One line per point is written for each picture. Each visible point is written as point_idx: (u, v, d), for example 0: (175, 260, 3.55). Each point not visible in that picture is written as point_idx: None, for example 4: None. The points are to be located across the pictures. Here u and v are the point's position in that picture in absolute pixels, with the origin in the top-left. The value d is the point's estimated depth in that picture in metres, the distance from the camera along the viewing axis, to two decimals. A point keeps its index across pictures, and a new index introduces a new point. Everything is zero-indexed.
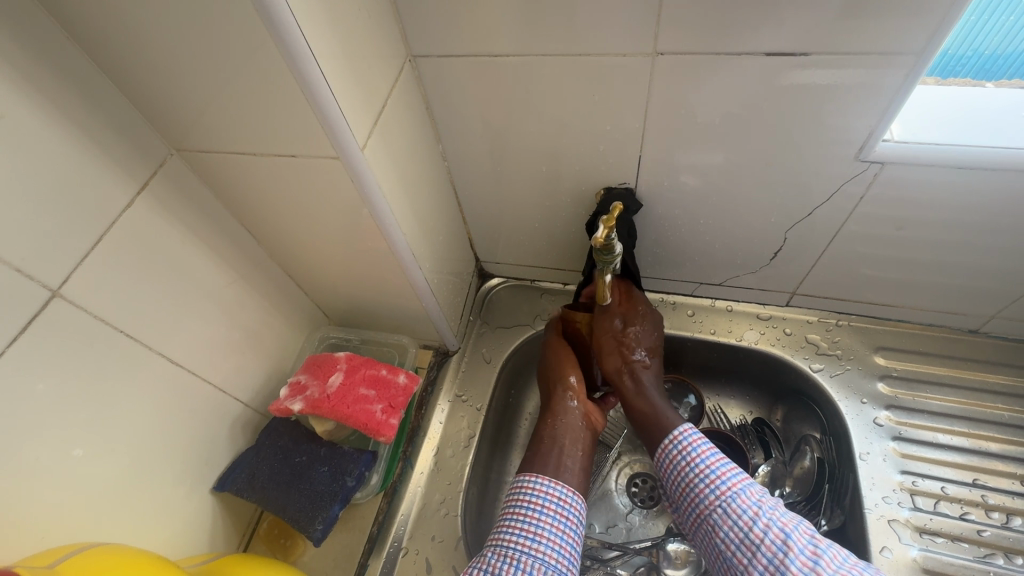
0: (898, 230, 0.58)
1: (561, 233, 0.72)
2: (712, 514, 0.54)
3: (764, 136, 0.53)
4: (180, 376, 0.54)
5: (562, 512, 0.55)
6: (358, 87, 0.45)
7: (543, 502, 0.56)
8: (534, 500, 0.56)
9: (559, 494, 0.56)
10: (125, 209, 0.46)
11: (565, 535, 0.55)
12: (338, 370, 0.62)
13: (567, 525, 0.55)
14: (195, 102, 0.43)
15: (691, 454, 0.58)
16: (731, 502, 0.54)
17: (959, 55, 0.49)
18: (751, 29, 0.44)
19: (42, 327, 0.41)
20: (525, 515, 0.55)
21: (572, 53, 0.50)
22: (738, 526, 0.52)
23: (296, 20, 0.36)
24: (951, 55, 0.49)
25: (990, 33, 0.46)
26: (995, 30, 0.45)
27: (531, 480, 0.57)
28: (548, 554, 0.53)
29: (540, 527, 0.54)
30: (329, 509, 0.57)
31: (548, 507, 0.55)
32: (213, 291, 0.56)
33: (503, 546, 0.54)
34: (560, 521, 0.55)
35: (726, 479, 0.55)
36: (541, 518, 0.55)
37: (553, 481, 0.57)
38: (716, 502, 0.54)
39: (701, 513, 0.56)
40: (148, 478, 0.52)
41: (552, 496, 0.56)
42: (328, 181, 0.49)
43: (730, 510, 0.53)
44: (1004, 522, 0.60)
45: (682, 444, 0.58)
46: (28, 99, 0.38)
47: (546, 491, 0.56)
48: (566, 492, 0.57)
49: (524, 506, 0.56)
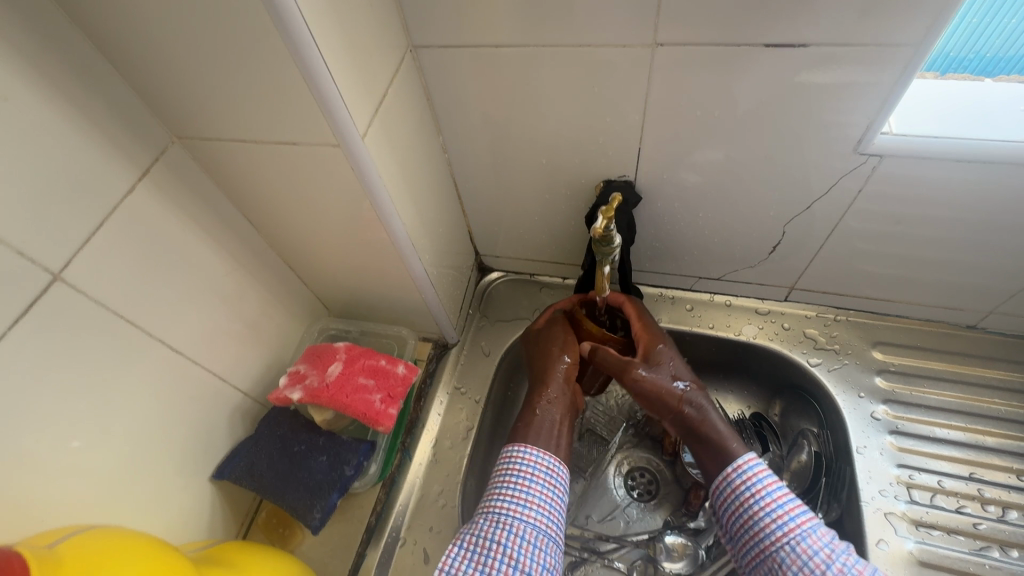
0: (896, 225, 0.58)
1: (560, 227, 0.72)
2: (779, 553, 0.50)
3: (763, 129, 0.53)
4: (179, 364, 0.54)
5: (550, 481, 0.56)
6: (359, 75, 0.45)
7: (532, 470, 0.56)
8: (524, 469, 0.56)
9: (547, 463, 0.56)
10: (126, 195, 0.46)
11: (553, 501, 0.55)
12: (337, 360, 0.62)
13: (554, 493, 0.55)
14: (196, 89, 0.44)
15: (755, 485, 0.53)
16: (800, 541, 0.50)
17: (962, 57, 0.50)
18: (751, 20, 0.45)
19: (43, 310, 0.41)
20: (517, 483, 0.55)
21: (572, 44, 0.50)
22: (809, 568, 0.48)
23: (298, 6, 0.37)
24: (953, 57, 0.51)
25: (993, 35, 0.47)
26: (998, 32, 0.46)
27: (519, 449, 0.57)
28: (536, 518, 0.53)
29: (529, 494, 0.54)
30: (327, 498, 0.57)
31: (537, 475, 0.55)
32: (213, 280, 0.57)
33: (495, 512, 0.54)
34: (548, 487, 0.55)
35: (795, 516, 0.51)
36: (531, 486, 0.55)
37: (541, 451, 0.57)
38: (783, 539, 0.50)
39: (764, 550, 0.52)
40: (147, 464, 0.52)
41: (540, 465, 0.56)
42: (329, 170, 0.49)
43: (799, 550, 0.50)
44: (1000, 515, 0.60)
45: (744, 473, 0.54)
46: (30, 83, 0.38)
47: (535, 460, 0.56)
48: (551, 462, 0.57)
49: (514, 475, 0.56)
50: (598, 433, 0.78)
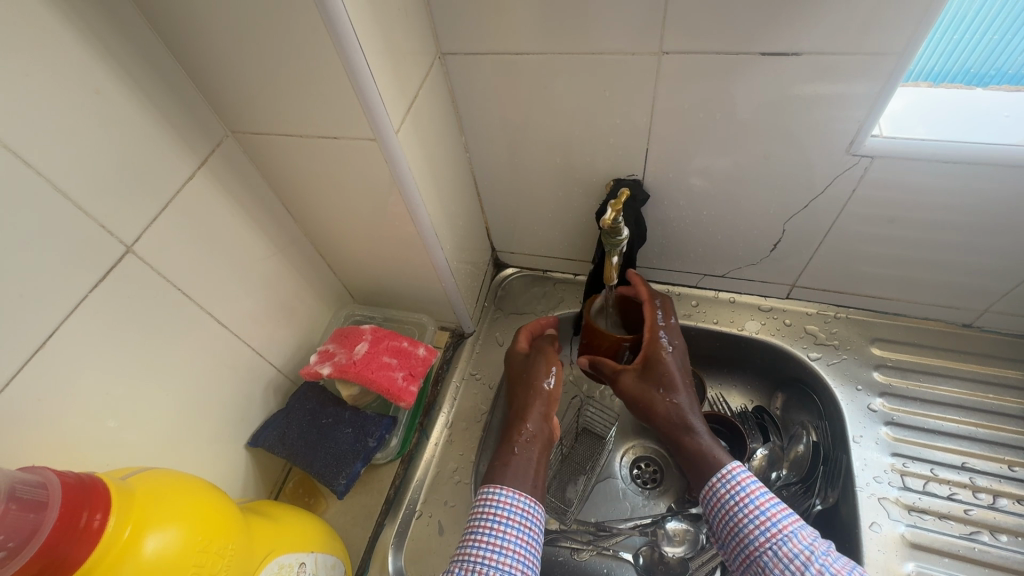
0: (889, 224, 0.62)
1: (573, 224, 0.77)
2: (763, 555, 0.54)
3: (761, 134, 0.57)
4: (223, 336, 0.59)
5: (525, 522, 0.56)
6: (395, 79, 0.50)
7: (506, 513, 0.56)
8: (499, 512, 0.56)
9: (523, 504, 0.57)
10: (186, 181, 0.52)
11: (528, 546, 0.55)
12: (364, 340, 0.67)
13: (530, 537, 0.56)
14: (251, 87, 0.50)
15: (739, 492, 0.57)
16: (782, 545, 0.53)
17: (984, 74, 0.54)
18: (750, 31, 0.49)
19: (117, 277, 0.47)
20: (490, 527, 0.55)
21: (585, 52, 0.55)
22: (790, 570, 0.51)
23: (348, 14, 0.42)
24: (975, 73, 0.54)
25: (1013, 54, 0.51)
26: (1018, 51, 0.50)
27: (494, 491, 0.58)
28: (511, 564, 0.53)
29: (504, 539, 0.54)
30: (352, 465, 0.62)
31: (512, 518, 0.56)
32: (255, 263, 0.62)
33: (470, 561, 0.53)
34: (523, 532, 0.56)
35: (777, 521, 0.54)
36: (506, 531, 0.55)
37: (518, 491, 0.57)
38: (766, 544, 0.54)
39: (750, 555, 0.55)
40: (193, 426, 0.57)
41: (516, 507, 0.56)
42: (364, 163, 0.55)
43: (781, 553, 0.53)
44: (991, 502, 0.62)
45: (728, 480, 0.58)
46: (114, 78, 0.44)
47: (509, 502, 0.57)
48: (529, 501, 0.57)
49: (489, 519, 0.56)
50: (595, 431, 0.80)
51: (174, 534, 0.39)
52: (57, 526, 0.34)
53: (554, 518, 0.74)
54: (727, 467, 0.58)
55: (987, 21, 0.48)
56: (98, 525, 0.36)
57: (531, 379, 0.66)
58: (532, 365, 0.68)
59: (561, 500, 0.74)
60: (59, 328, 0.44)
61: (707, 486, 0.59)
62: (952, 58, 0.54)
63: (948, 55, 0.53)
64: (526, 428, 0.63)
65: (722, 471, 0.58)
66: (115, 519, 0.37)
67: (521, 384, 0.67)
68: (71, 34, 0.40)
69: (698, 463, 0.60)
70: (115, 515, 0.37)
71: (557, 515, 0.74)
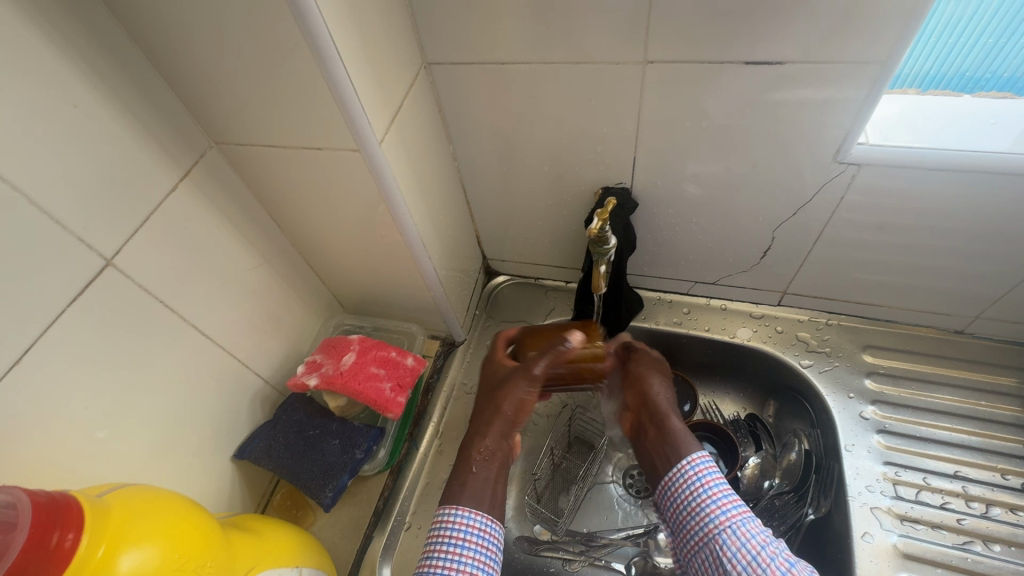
0: (878, 232, 0.62)
1: (562, 232, 0.77)
2: (722, 533, 0.53)
3: (747, 142, 0.57)
4: (208, 347, 0.59)
5: (483, 543, 0.54)
6: (378, 90, 0.50)
7: (465, 535, 0.54)
8: (456, 534, 0.54)
9: (480, 524, 0.55)
10: (169, 193, 0.52)
11: (485, 566, 0.54)
12: (351, 351, 0.67)
13: (488, 558, 0.54)
14: (234, 98, 0.49)
15: (704, 476, 0.57)
16: (742, 525, 0.52)
17: (978, 77, 0.53)
18: (734, 39, 0.49)
19: (97, 291, 0.47)
20: (449, 552, 0.53)
21: (571, 62, 0.55)
22: (749, 548, 0.51)
23: (327, 25, 0.42)
24: (969, 77, 0.53)
25: (1008, 56, 0.50)
26: (1013, 53, 0.49)
27: (451, 512, 0.55)
28: None
29: (462, 562, 0.53)
30: (339, 478, 0.62)
31: (471, 540, 0.54)
32: (241, 273, 0.62)
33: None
34: (481, 553, 0.54)
35: (737, 505, 0.54)
36: (464, 555, 0.53)
37: (475, 510, 0.55)
38: (726, 522, 0.53)
39: (708, 533, 0.54)
40: (177, 439, 0.57)
41: (473, 527, 0.54)
42: (349, 174, 0.54)
43: (740, 532, 0.52)
44: (984, 511, 0.62)
45: (697, 464, 0.57)
46: (93, 91, 0.44)
47: (467, 522, 0.54)
48: (487, 521, 0.55)
49: (447, 542, 0.53)
50: (587, 438, 0.79)
51: (152, 551, 0.38)
52: (27, 546, 0.33)
53: (546, 529, 0.73)
54: (698, 454, 0.58)
55: (983, 22, 0.48)
56: (70, 545, 0.35)
57: (499, 399, 0.61)
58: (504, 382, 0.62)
59: (553, 511, 0.73)
60: (37, 343, 0.43)
61: (673, 469, 0.59)
62: (946, 63, 0.52)
63: (941, 59, 0.52)
64: (483, 443, 0.60)
65: (692, 456, 0.58)
66: (88, 538, 0.36)
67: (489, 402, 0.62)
68: (48, 48, 0.40)
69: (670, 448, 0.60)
70: (88, 534, 0.36)
71: (547, 526, 0.73)
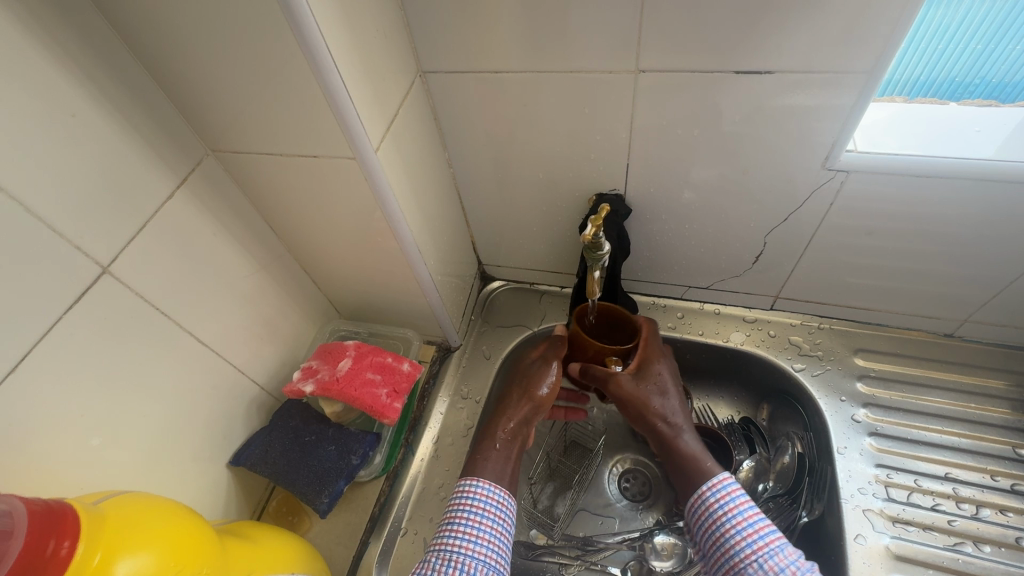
0: (867, 237, 0.63)
1: (557, 238, 0.77)
2: (747, 568, 0.52)
3: (737, 151, 0.58)
4: (204, 354, 0.59)
5: (500, 515, 0.57)
6: (374, 99, 0.51)
7: (483, 506, 0.56)
8: (475, 504, 0.56)
9: (499, 497, 0.57)
10: (165, 201, 0.52)
11: (502, 537, 0.56)
12: (347, 356, 0.67)
13: (504, 528, 0.57)
14: (231, 107, 0.50)
15: (728, 503, 0.55)
16: (768, 559, 0.51)
17: (967, 82, 0.54)
18: (725, 48, 0.50)
19: (93, 299, 0.47)
20: (468, 519, 0.55)
21: (564, 71, 0.56)
22: None
23: (323, 36, 0.43)
24: (959, 82, 0.54)
25: (998, 61, 0.51)
26: (1003, 58, 0.50)
27: (472, 483, 0.58)
28: (477, 551, 0.54)
29: (480, 530, 0.55)
30: (335, 483, 0.62)
31: (488, 511, 0.56)
32: (238, 280, 0.62)
33: (447, 550, 0.54)
34: (498, 523, 0.56)
35: (764, 535, 0.53)
36: (482, 522, 0.56)
37: (496, 484, 0.58)
38: (752, 556, 0.52)
39: (733, 567, 0.53)
40: (172, 446, 0.57)
41: (491, 500, 0.57)
42: (345, 181, 0.55)
43: (767, 566, 0.51)
44: (974, 513, 0.63)
45: (718, 490, 0.56)
46: (91, 100, 0.44)
47: (487, 494, 0.57)
48: (505, 495, 0.58)
49: (467, 510, 0.56)
50: (584, 443, 0.80)
51: (147, 559, 0.38)
52: (23, 554, 0.33)
53: (542, 533, 0.73)
54: (717, 477, 0.58)
55: (971, 30, 0.49)
56: (66, 553, 0.35)
57: (526, 384, 0.65)
58: (529, 372, 0.66)
59: (550, 515, 0.74)
60: (34, 350, 0.43)
61: (695, 493, 0.58)
62: (937, 68, 0.54)
63: (933, 64, 0.53)
64: (509, 424, 0.63)
65: (711, 480, 0.57)
66: (84, 546, 0.36)
67: (514, 389, 0.65)
68: (46, 57, 0.41)
69: (688, 470, 0.59)
70: (84, 542, 0.36)
71: (543, 530, 0.73)
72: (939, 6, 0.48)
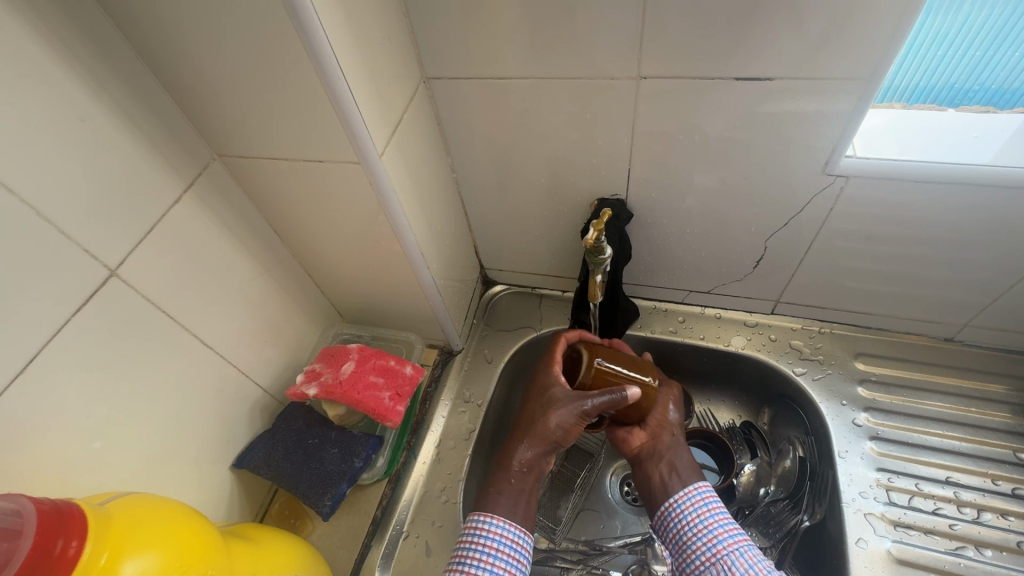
0: (867, 242, 0.63)
1: (559, 243, 0.78)
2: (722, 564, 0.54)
3: (738, 156, 0.59)
4: (208, 356, 0.59)
5: (513, 555, 0.55)
6: (379, 104, 0.52)
7: (496, 546, 0.55)
8: (488, 544, 0.55)
9: (513, 536, 0.56)
10: (172, 205, 0.53)
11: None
12: (350, 359, 0.68)
13: (518, 569, 0.55)
14: (237, 112, 0.50)
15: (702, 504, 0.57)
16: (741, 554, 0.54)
17: (966, 89, 0.54)
18: (725, 55, 0.50)
19: (101, 301, 0.48)
20: (479, 561, 0.54)
21: (568, 77, 0.56)
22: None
23: (330, 42, 0.43)
24: (959, 88, 0.55)
25: (997, 68, 0.51)
26: (1002, 64, 0.51)
27: (484, 520, 0.57)
28: None
29: (494, 571, 0.54)
30: (338, 486, 0.63)
31: (501, 552, 0.55)
32: (242, 283, 0.63)
33: None
34: (511, 564, 0.55)
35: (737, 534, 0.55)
36: (495, 563, 0.55)
37: (511, 521, 0.56)
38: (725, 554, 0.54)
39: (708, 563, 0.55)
40: (176, 448, 0.57)
41: (506, 538, 0.56)
42: (350, 185, 0.55)
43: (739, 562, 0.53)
44: (975, 517, 0.63)
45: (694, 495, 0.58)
46: (100, 105, 0.45)
47: (500, 533, 0.56)
48: (519, 534, 0.57)
49: (478, 551, 0.55)
50: (586, 447, 0.80)
51: (153, 559, 0.39)
52: (31, 554, 0.33)
53: (544, 536, 0.73)
54: (693, 485, 0.59)
55: (970, 36, 0.49)
56: (73, 552, 0.35)
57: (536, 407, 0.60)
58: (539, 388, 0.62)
59: (551, 519, 0.75)
60: (42, 352, 0.44)
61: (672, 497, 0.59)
62: (935, 74, 0.54)
63: (932, 71, 0.54)
64: (523, 452, 0.59)
65: (688, 487, 0.59)
66: (91, 545, 0.36)
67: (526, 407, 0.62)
68: (57, 64, 0.41)
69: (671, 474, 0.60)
70: (91, 542, 0.36)
71: (546, 533, 0.73)
72: (937, 14, 0.48)
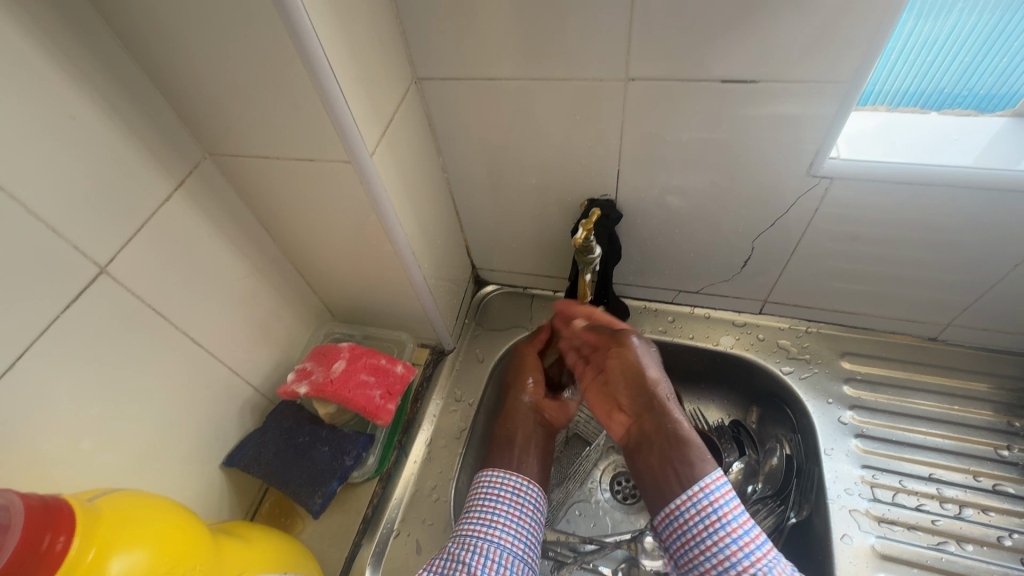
0: (852, 242, 0.64)
1: (550, 243, 0.78)
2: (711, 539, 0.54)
3: (724, 157, 0.60)
4: (198, 354, 0.59)
5: (518, 501, 0.63)
6: (370, 103, 0.52)
7: (500, 491, 0.63)
8: (493, 491, 0.63)
9: (517, 484, 0.64)
10: (163, 203, 0.53)
11: (521, 521, 0.61)
12: (341, 358, 0.68)
13: (523, 513, 0.62)
14: (228, 111, 0.51)
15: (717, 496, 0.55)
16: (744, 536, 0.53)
17: (956, 94, 0.57)
18: (711, 57, 0.51)
19: (90, 298, 0.48)
20: (486, 506, 0.62)
21: (558, 78, 0.57)
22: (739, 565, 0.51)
23: (320, 42, 0.44)
24: (948, 93, 0.57)
25: (986, 73, 0.54)
26: (991, 69, 0.54)
27: (490, 473, 0.66)
28: (498, 536, 0.59)
29: (497, 514, 0.61)
30: (328, 484, 0.63)
31: (505, 496, 0.63)
32: (233, 282, 0.63)
33: (464, 535, 0.59)
34: (515, 508, 0.62)
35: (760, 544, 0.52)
36: (500, 506, 0.62)
37: (510, 471, 0.65)
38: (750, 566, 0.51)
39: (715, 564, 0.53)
40: (166, 446, 0.57)
41: (510, 486, 0.64)
42: (342, 185, 0.56)
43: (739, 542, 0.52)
44: (957, 512, 0.64)
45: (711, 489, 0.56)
46: (90, 103, 0.45)
47: (504, 481, 0.64)
48: (522, 480, 0.64)
49: (487, 497, 0.63)
50: (584, 435, 0.81)
51: (141, 555, 0.39)
52: (18, 549, 0.34)
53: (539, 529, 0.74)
54: (710, 478, 0.56)
55: (961, 41, 0.52)
56: (60, 548, 0.35)
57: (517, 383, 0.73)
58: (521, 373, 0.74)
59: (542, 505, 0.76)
60: (30, 350, 0.44)
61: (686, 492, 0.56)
62: (927, 78, 0.56)
63: (924, 75, 0.56)
64: (524, 398, 0.72)
65: (705, 481, 0.56)
66: (79, 541, 0.36)
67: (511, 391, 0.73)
68: (48, 61, 0.42)
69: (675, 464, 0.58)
70: (79, 538, 0.36)
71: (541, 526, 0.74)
72: (927, 20, 0.51)
